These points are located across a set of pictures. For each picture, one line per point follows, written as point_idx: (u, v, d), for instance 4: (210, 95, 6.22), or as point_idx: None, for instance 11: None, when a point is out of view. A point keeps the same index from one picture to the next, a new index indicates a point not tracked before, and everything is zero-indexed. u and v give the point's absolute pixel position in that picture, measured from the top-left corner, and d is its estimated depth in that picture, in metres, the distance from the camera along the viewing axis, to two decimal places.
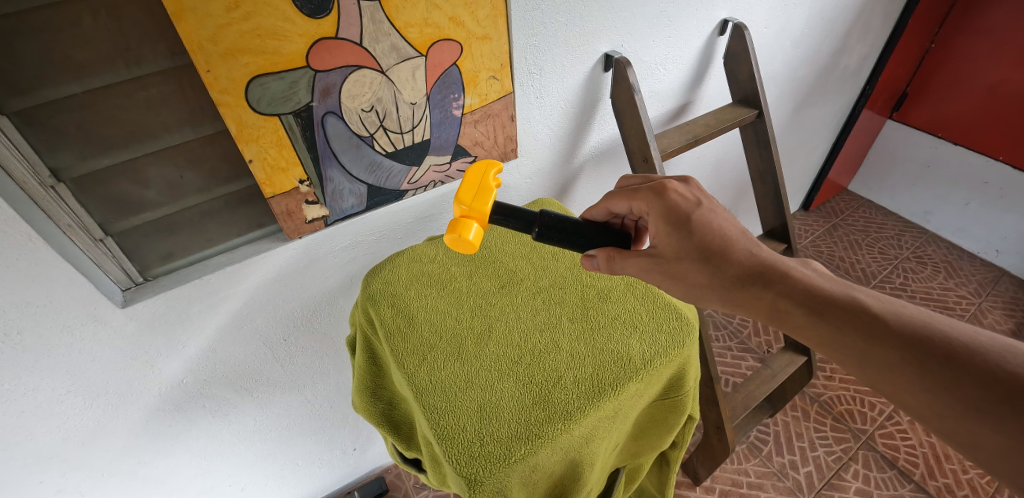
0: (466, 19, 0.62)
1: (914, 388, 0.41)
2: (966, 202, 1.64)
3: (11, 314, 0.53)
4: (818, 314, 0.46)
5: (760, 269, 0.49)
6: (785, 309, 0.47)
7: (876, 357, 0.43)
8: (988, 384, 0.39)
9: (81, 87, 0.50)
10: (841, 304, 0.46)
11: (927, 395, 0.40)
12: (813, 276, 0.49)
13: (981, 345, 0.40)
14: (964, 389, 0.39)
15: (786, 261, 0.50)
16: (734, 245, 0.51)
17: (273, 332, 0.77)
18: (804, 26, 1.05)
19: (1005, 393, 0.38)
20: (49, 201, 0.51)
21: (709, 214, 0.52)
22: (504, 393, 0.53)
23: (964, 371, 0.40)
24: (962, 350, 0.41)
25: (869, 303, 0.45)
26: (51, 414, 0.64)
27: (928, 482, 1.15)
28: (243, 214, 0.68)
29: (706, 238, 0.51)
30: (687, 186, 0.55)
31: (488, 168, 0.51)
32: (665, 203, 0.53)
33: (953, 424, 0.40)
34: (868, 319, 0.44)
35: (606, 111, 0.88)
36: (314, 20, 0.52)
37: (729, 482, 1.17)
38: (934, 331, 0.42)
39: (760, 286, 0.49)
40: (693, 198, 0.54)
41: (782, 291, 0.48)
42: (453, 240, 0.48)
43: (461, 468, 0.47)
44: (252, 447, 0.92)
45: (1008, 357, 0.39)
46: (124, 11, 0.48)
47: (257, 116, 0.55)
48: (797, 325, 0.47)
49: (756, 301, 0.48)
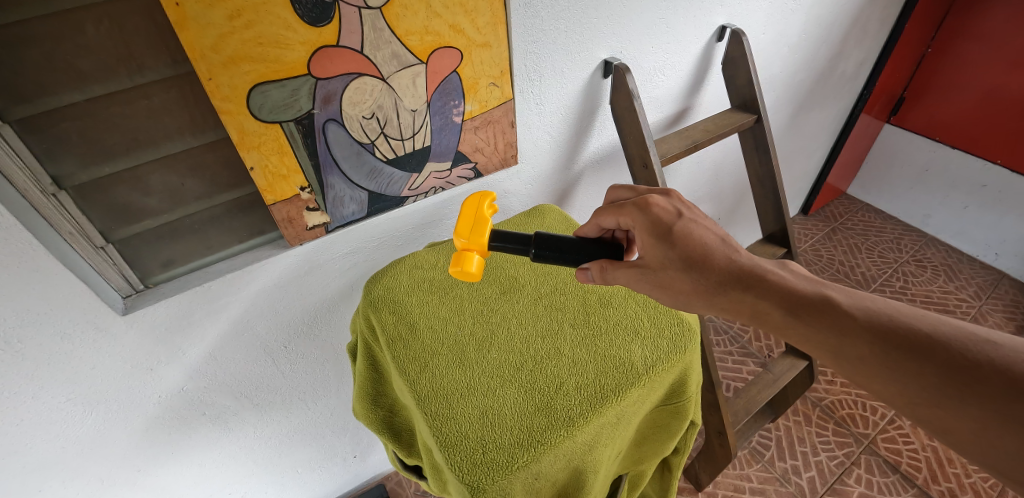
0: (466, 26, 0.62)
1: (885, 378, 0.41)
2: (964, 205, 1.65)
3: (12, 321, 0.53)
4: (794, 314, 0.46)
5: (741, 273, 0.49)
6: (765, 311, 0.47)
7: (848, 351, 0.43)
8: (953, 370, 0.39)
9: (83, 95, 0.50)
10: (813, 301, 0.46)
11: (897, 384, 0.41)
12: (787, 277, 0.49)
13: (943, 334, 0.41)
14: (930, 376, 0.40)
15: (763, 263, 0.50)
16: (715, 253, 0.50)
17: (274, 339, 0.77)
18: (803, 31, 1.06)
19: (966, 379, 0.39)
20: (50, 208, 0.51)
21: (690, 225, 0.52)
22: (509, 402, 0.52)
23: (930, 359, 0.40)
24: (926, 339, 0.41)
25: (839, 300, 0.45)
26: (49, 423, 0.64)
27: (932, 486, 1.15)
28: (244, 221, 0.67)
29: (688, 247, 0.51)
30: (669, 198, 0.55)
31: (482, 198, 0.53)
32: (648, 217, 0.53)
33: (923, 411, 0.40)
34: (839, 315, 0.44)
35: (605, 117, 0.88)
36: (314, 28, 0.52)
37: (731, 488, 1.16)
38: (899, 322, 0.43)
39: (740, 290, 0.48)
40: (674, 209, 0.54)
41: (760, 294, 0.48)
42: (459, 273, 0.51)
43: (463, 476, 0.47)
44: (253, 455, 0.92)
45: (968, 343, 0.40)
46: (127, 20, 0.48)
47: (258, 123, 0.55)
48: (776, 324, 0.47)
49: (738, 305, 0.48)
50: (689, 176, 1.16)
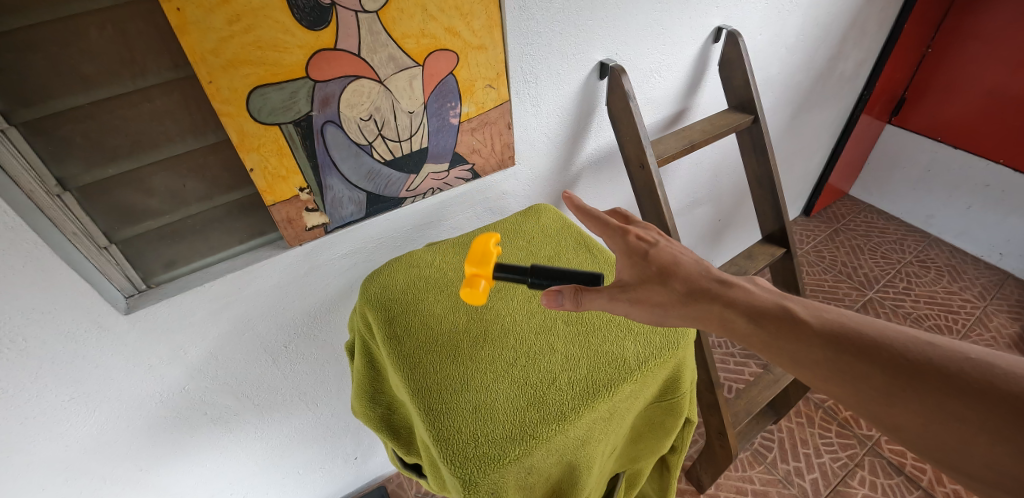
0: (462, 29, 0.63)
1: (840, 379, 0.43)
2: (968, 205, 1.64)
3: (16, 320, 0.54)
4: (757, 323, 0.47)
5: (709, 286, 0.50)
6: (731, 320, 0.48)
7: (804, 356, 0.44)
8: (896, 370, 0.41)
9: (88, 98, 0.51)
10: (774, 311, 0.47)
11: (850, 385, 0.42)
12: (754, 289, 0.50)
13: (888, 338, 0.43)
14: (876, 377, 0.41)
15: (730, 276, 0.51)
16: (686, 268, 0.52)
17: (274, 339, 0.77)
18: (799, 32, 1.06)
19: (911, 378, 0.41)
20: (55, 209, 0.53)
21: (666, 250, 0.54)
22: (498, 393, 0.53)
23: (877, 360, 0.42)
24: (873, 344, 0.43)
25: (797, 310, 0.47)
26: (52, 422, 0.65)
27: (937, 488, 1.13)
28: (245, 222, 0.68)
29: (662, 264, 0.52)
30: (648, 229, 0.58)
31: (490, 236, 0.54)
32: (625, 243, 0.55)
33: (875, 410, 0.41)
34: (796, 322, 0.46)
35: (602, 119, 0.89)
36: (313, 32, 0.53)
37: (733, 490, 1.15)
38: (848, 328, 0.44)
39: (708, 300, 0.49)
40: (653, 238, 0.55)
41: (727, 303, 0.48)
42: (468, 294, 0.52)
43: (458, 469, 0.48)
44: (255, 455, 0.93)
45: (912, 345, 0.42)
46: (130, 25, 0.50)
47: (257, 125, 0.56)
48: (741, 334, 0.48)
49: (708, 315, 0.48)
50: (688, 177, 1.16)
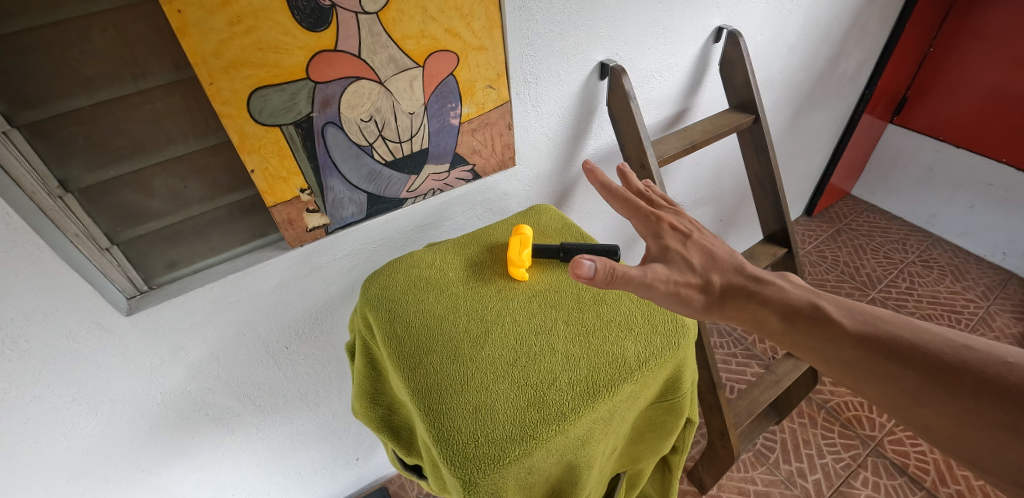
0: (461, 30, 0.63)
1: (870, 380, 0.46)
2: (970, 205, 1.63)
3: (19, 321, 0.54)
4: (789, 321, 0.52)
5: (745, 283, 0.55)
6: (765, 318, 0.52)
7: (836, 355, 0.48)
8: (929, 372, 0.44)
9: (90, 100, 0.52)
10: (805, 311, 0.51)
11: (880, 386, 0.46)
12: (787, 288, 0.54)
13: (922, 341, 0.46)
14: (909, 378, 0.45)
15: (764, 274, 0.55)
16: (722, 263, 0.56)
17: (275, 340, 0.78)
18: (800, 31, 1.06)
19: (942, 379, 0.43)
20: (57, 210, 0.53)
21: (701, 241, 0.58)
22: (497, 392, 0.53)
23: (909, 363, 0.45)
24: (906, 345, 0.46)
25: (829, 309, 0.51)
26: (55, 422, 0.65)
27: (940, 489, 1.13)
28: (246, 223, 0.69)
29: (697, 256, 0.56)
30: (681, 218, 0.61)
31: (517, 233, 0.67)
32: (658, 228, 0.58)
33: (905, 410, 0.45)
34: (828, 323, 0.50)
35: (602, 119, 0.89)
36: (313, 33, 0.53)
37: (735, 491, 1.15)
38: (882, 331, 0.48)
39: (743, 299, 0.54)
40: (686, 228, 0.59)
41: (761, 302, 0.53)
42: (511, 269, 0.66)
43: (458, 470, 0.48)
44: (255, 455, 0.93)
45: (946, 348, 0.45)
46: (131, 27, 0.50)
47: (258, 126, 0.56)
48: (772, 329, 0.52)
49: (740, 312, 0.53)
50: (689, 177, 1.16)
